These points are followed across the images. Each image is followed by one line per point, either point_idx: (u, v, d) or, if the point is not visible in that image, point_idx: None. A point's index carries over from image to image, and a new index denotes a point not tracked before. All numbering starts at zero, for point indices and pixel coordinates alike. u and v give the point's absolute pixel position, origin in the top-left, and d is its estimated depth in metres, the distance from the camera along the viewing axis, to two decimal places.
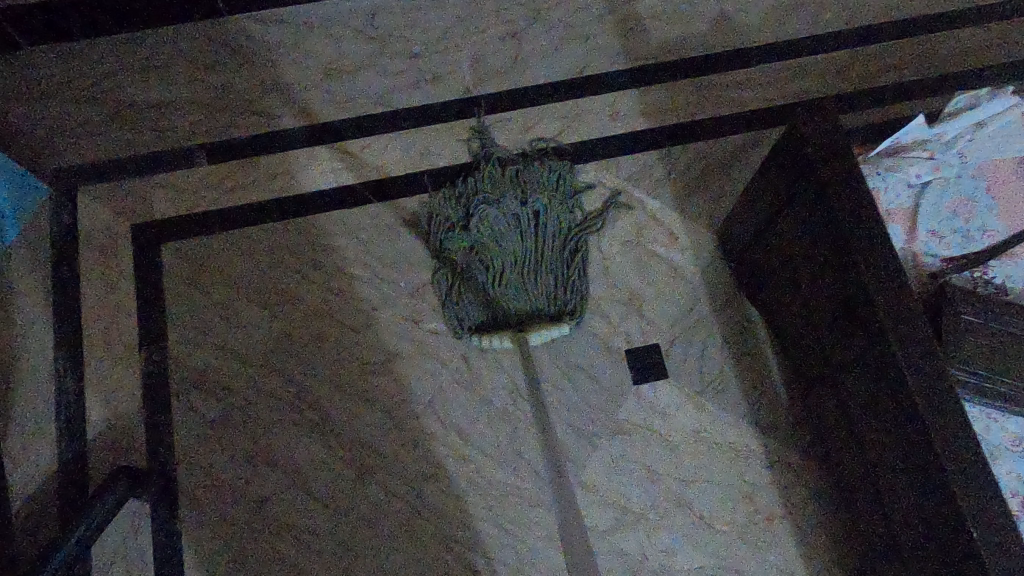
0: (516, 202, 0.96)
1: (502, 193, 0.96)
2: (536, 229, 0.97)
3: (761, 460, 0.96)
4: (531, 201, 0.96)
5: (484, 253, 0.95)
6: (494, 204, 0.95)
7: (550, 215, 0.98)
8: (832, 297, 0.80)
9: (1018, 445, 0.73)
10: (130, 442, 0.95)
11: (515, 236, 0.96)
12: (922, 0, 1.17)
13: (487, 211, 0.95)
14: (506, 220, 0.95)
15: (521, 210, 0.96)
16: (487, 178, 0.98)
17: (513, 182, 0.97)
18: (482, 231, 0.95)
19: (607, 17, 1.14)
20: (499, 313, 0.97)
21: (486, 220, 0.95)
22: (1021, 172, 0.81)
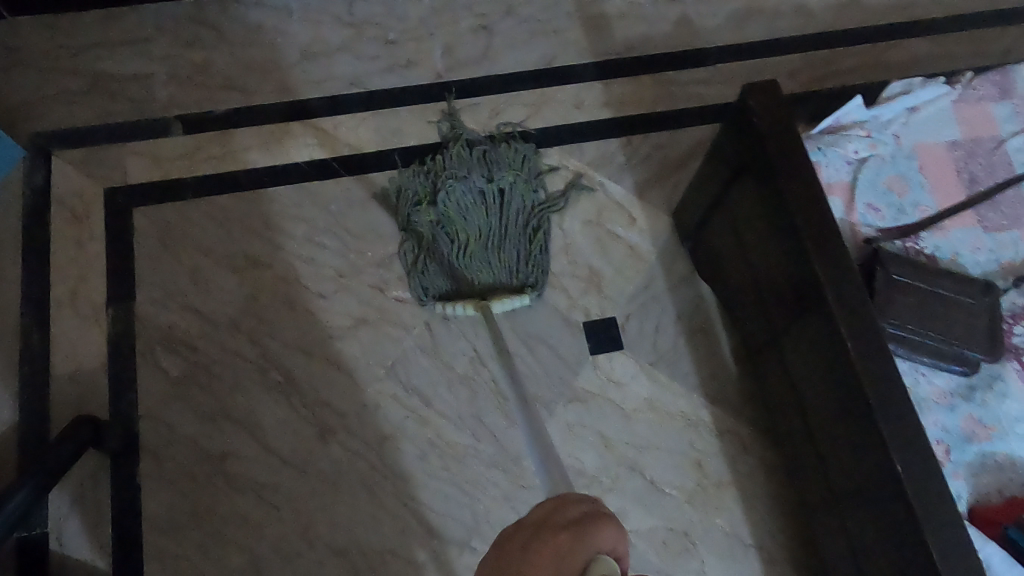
0: (482, 177, 0.99)
1: (468, 168, 1.00)
2: (502, 204, 1.00)
3: (711, 430, 1.00)
4: (497, 178, 1.00)
5: (451, 225, 0.99)
6: (460, 178, 0.99)
7: (516, 191, 1.00)
8: (777, 264, 0.84)
9: (943, 399, 0.76)
10: (93, 397, 0.96)
11: (481, 210, 0.99)
12: (864, 14, 1.27)
13: (453, 184, 0.98)
14: (471, 194, 0.99)
15: (487, 185, 0.99)
16: (456, 153, 1.02)
17: (481, 159, 1.01)
18: (448, 204, 0.98)
19: (573, 16, 1.21)
20: (463, 286, 0.99)
21: (452, 193, 0.98)
22: (952, 153, 0.87)
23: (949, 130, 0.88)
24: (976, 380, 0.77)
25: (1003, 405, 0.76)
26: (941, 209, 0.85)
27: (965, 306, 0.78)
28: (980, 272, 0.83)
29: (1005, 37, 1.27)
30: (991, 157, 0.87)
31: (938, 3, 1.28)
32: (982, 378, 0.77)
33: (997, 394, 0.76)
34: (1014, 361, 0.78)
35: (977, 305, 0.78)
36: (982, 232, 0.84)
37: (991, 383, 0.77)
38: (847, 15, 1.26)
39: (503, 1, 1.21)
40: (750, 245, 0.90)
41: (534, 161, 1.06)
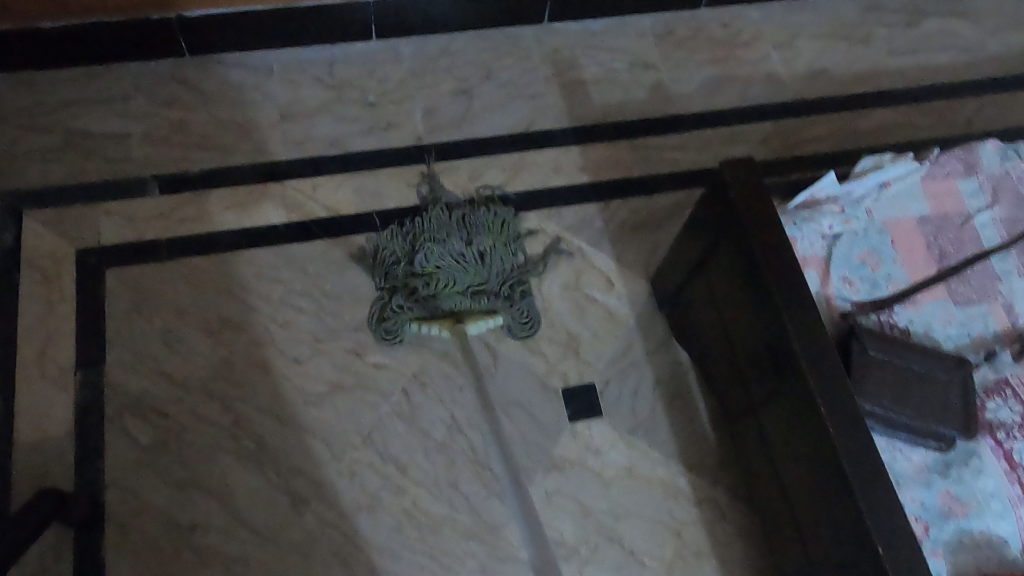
0: (461, 243, 1.00)
1: (448, 233, 1.01)
2: (481, 267, 1.01)
3: (689, 498, 0.99)
4: (476, 244, 1.01)
5: (428, 279, 0.99)
6: (440, 241, 1.00)
7: (494, 255, 1.02)
8: (754, 336, 0.85)
9: (920, 474, 0.77)
10: (56, 465, 0.93)
11: (460, 271, 1.00)
12: (831, 84, 1.31)
13: (432, 247, 0.99)
14: (451, 258, 0.99)
15: (466, 250, 1.00)
16: (434, 215, 1.03)
17: (460, 224, 1.02)
18: (427, 265, 0.99)
19: (551, 82, 1.24)
20: (437, 311, 1.01)
21: (431, 255, 0.99)
22: (922, 228, 0.89)
23: (919, 205, 0.90)
24: (952, 456, 0.78)
25: (979, 480, 0.77)
26: (913, 283, 0.87)
27: (938, 381, 0.79)
28: (953, 345, 0.85)
29: (966, 107, 1.32)
30: (959, 232, 0.90)
31: (901, 74, 1.33)
32: (957, 454, 0.78)
33: (973, 469, 0.77)
34: (989, 437, 0.79)
35: (950, 380, 0.79)
36: (953, 305, 0.86)
37: (967, 459, 0.78)
38: (815, 84, 1.30)
39: (482, 66, 1.23)
40: (727, 315, 0.91)
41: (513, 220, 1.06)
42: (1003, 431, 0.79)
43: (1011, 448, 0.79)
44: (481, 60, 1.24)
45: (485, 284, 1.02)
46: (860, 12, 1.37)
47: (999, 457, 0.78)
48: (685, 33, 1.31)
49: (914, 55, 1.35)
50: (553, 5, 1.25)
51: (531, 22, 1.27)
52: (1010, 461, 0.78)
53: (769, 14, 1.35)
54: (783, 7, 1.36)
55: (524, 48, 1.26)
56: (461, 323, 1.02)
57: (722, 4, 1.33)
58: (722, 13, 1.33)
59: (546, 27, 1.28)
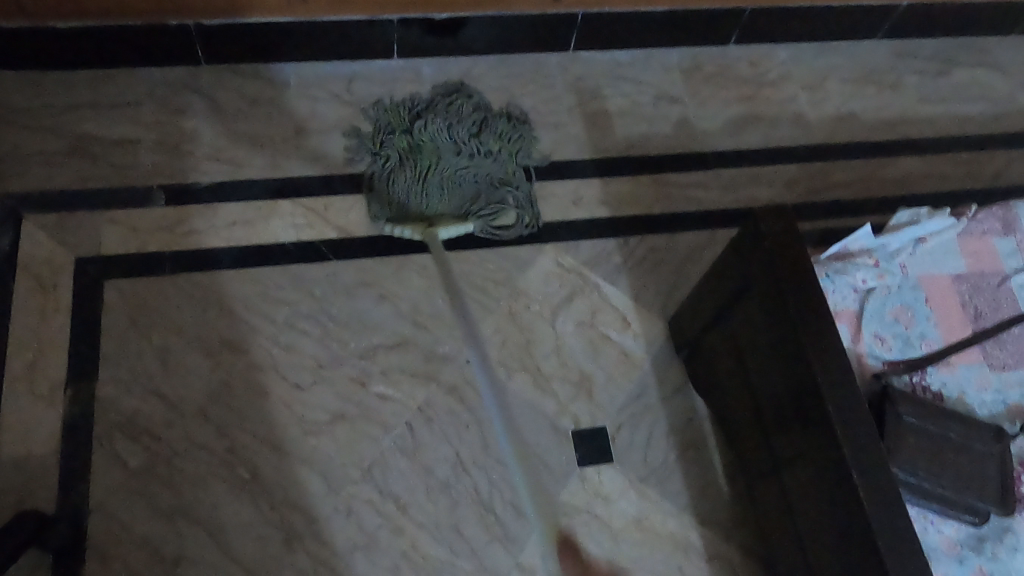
0: (466, 132, 1.10)
1: (458, 120, 1.11)
2: (474, 155, 1.10)
3: (700, 554, 0.95)
4: (481, 138, 1.11)
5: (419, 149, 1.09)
6: (444, 119, 1.11)
7: (492, 158, 1.10)
8: (779, 390, 0.81)
9: (952, 549, 0.73)
10: (38, 486, 0.88)
11: (453, 148, 1.09)
12: (859, 129, 1.28)
13: (435, 118, 1.10)
14: (449, 136, 1.09)
15: (466, 139, 1.10)
16: (455, 102, 1.13)
17: (473, 120, 1.12)
18: (424, 132, 1.10)
19: (575, 111, 1.21)
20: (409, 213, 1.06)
21: (431, 125, 1.10)
22: (959, 287, 0.86)
23: (954, 263, 0.87)
24: (987, 531, 0.74)
25: (1015, 559, 0.73)
26: (947, 343, 0.83)
27: (974, 451, 0.75)
28: (988, 413, 0.81)
29: (996, 160, 1.29)
30: (996, 293, 0.86)
31: (931, 123, 1.31)
32: (992, 529, 0.74)
33: (1008, 547, 0.74)
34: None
35: (987, 451, 0.76)
36: (988, 370, 0.83)
37: (1002, 535, 0.74)
38: (843, 128, 1.28)
39: (504, 91, 1.20)
40: (750, 366, 0.87)
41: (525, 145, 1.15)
42: None
43: None
44: (504, 85, 1.21)
45: (475, 173, 1.09)
46: (890, 57, 1.35)
47: None
48: (713, 69, 1.28)
49: (944, 104, 1.32)
50: (580, 33, 1.22)
51: (556, 49, 1.24)
52: None
53: (798, 54, 1.32)
54: (814, 47, 1.33)
55: (548, 75, 1.23)
56: (433, 228, 1.05)
57: (752, 42, 1.31)
58: (751, 50, 1.31)
59: (572, 54, 1.25)
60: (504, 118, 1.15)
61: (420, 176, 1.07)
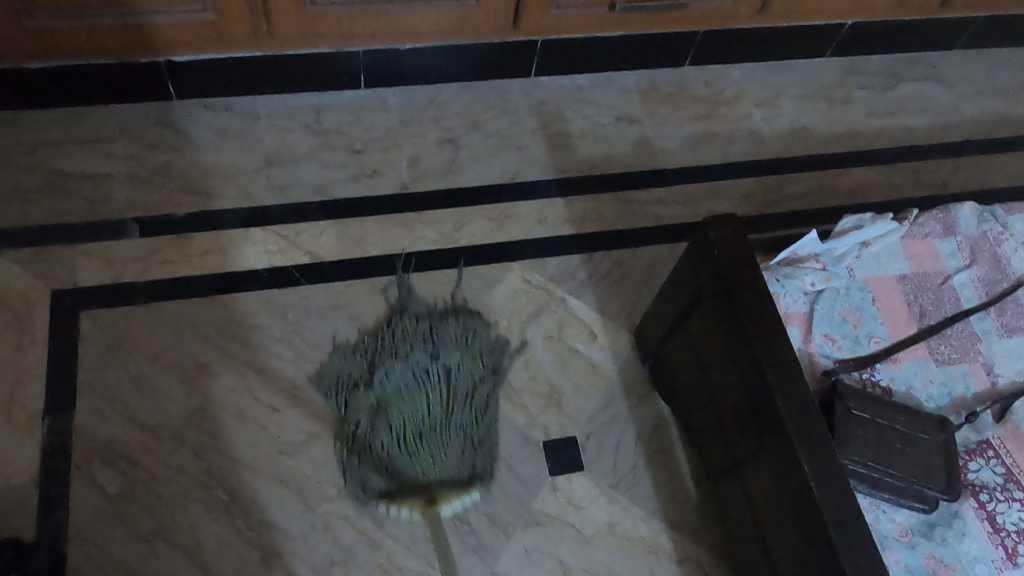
0: (427, 360, 1.04)
1: (412, 347, 1.05)
2: (443, 379, 1.04)
3: (672, 557, 0.97)
4: (437, 362, 1.04)
5: (390, 409, 1.01)
6: (403, 357, 1.04)
7: (461, 373, 1.04)
8: (735, 392, 0.84)
9: (904, 536, 0.77)
10: (17, 515, 0.89)
11: (421, 394, 1.02)
12: (812, 143, 1.33)
13: (391, 373, 1.03)
14: (411, 375, 1.03)
15: (430, 366, 1.04)
16: (399, 333, 1.05)
17: (427, 340, 1.06)
18: (388, 383, 1.02)
19: (537, 133, 1.25)
20: (401, 478, 0.97)
21: (391, 374, 1.03)
22: (903, 287, 0.91)
23: (898, 264, 0.92)
24: (936, 517, 0.78)
25: (964, 543, 0.77)
26: (895, 341, 0.88)
27: (921, 441, 0.79)
28: (934, 406, 0.85)
29: (942, 168, 1.35)
30: (939, 291, 0.91)
31: (880, 135, 1.36)
32: (941, 515, 0.78)
33: (957, 531, 0.77)
34: (972, 499, 0.79)
35: (933, 441, 0.79)
36: (934, 365, 0.87)
37: (950, 520, 0.78)
38: (796, 142, 1.33)
39: (468, 117, 1.25)
40: (709, 371, 0.90)
41: (485, 342, 1.07)
42: (985, 493, 0.80)
43: (993, 510, 0.79)
44: (469, 111, 1.25)
45: (451, 408, 1.02)
46: (838, 74, 1.41)
47: (982, 519, 0.78)
48: (670, 90, 1.33)
49: (892, 116, 1.38)
50: (540, 59, 1.27)
51: (518, 75, 1.28)
52: (993, 524, 0.78)
53: (751, 73, 1.38)
54: (766, 67, 1.39)
55: (511, 101, 1.27)
56: (434, 504, 0.96)
57: (706, 63, 1.36)
58: (706, 71, 1.36)
59: (533, 80, 1.29)
60: (454, 319, 1.07)
61: (403, 438, 0.99)
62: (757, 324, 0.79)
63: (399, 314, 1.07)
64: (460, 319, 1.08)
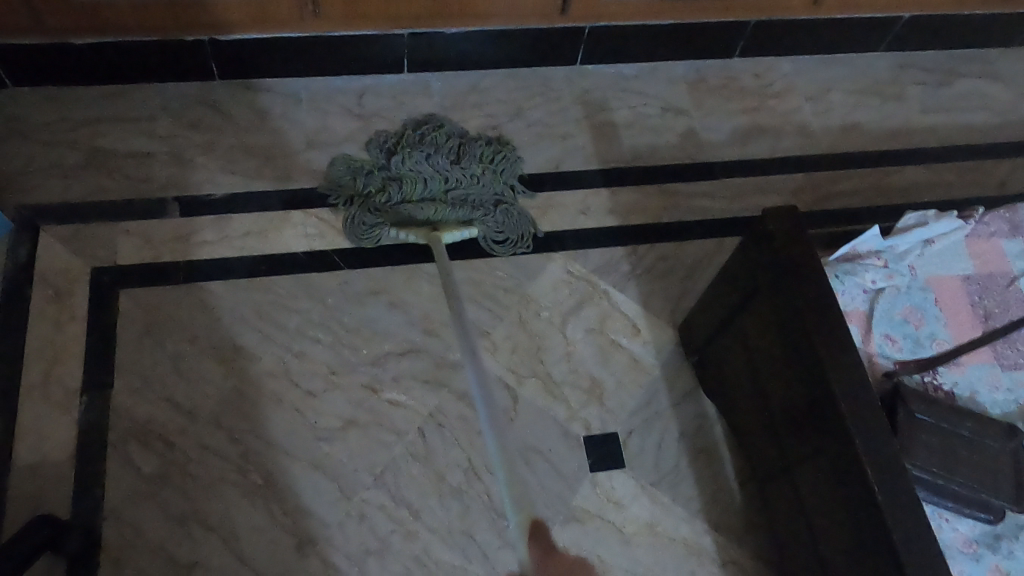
0: (447, 160, 1.03)
1: (436, 149, 1.04)
2: (461, 178, 1.04)
3: (714, 559, 0.95)
4: (459, 165, 1.04)
5: (403, 181, 1.03)
6: (423, 152, 1.03)
7: (479, 183, 1.05)
8: (790, 391, 0.81)
9: (969, 546, 0.74)
10: (53, 492, 0.88)
11: (437, 183, 1.03)
12: (864, 139, 1.29)
13: (412, 154, 1.03)
14: (430, 164, 1.03)
15: (448, 166, 1.03)
16: (429, 136, 1.06)
17: (455, 147, 1.05)
18: (403, 167, 1.03)
19: (582, 123, 1.22)
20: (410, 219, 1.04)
21: (411, 159, 1.03)
22: (967, 287, 0.87)
23: (962, 264, 0.88)
24: (1002, 529, 0.75)
25: None
26: (957, 343, 0.84)
27: (988, 449, 0.76)
28: (1000, 412, 0.82)
29: (1001, 168, 1.30)
30: (1004, 294, 0.87)
31: (935, 133, 1.32)
32: (1008, 527, 0.75)
33: None
34: None
35: (1000, 448, 0.77)
36: (999, 369, 0.84)
37: (1017, 533, 0.75)
38: (847, 138, 1.29)
39: (512, 104, 1.22)
40: (761, 368, 0.87)
41: (511, 168, 1.09)
42: None
43: None
44: (513, 98, 1.23)
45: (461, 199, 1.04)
46: (892, 69, 1.37)
47: None
48: (718, 82, 1.30)
49: (948, 114, 1.34)
50: (587, 47, 1.24)
51: (563, 63, 1.26)
52: None
53: (802, 67, 1.34)
54: (818, 60, 1.35)
55: (556, 88, 1.25)
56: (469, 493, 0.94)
57: (756, 55, 1.33)
58: (755, 63, 1.33)
59: (579, 68, 1.27)
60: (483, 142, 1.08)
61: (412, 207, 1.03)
62: (817, 320, 0.76)
63: (437, 127, 1.09)
64: (489, 144, 1.09)
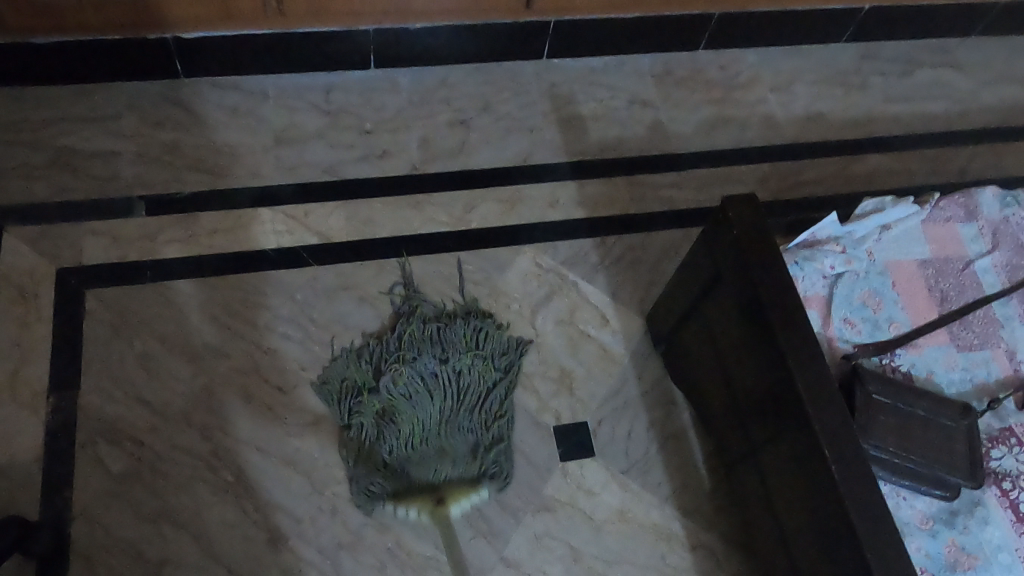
0: (435, 361, 0.99)
1: (420, 354, 1.00)
2: (454, 378, 0.99)
3: (684, 544, 0.96)
4: (449, 364, 1.00)
5: (399, 406, 0.96)
6: (410, 362, 0.99)
7: (471, 373, 1.00)
8: (753, 376, 0.83)
9: (925, 523, 0.76)
10: (21, 493, 0.88)
11: (435, 404, 0.97)
12: (828, 128, 1.31)
13: (400, 371, 0.98)
14: (421, 379, 0.98)
15: (440, 366, 0.99)
16: (405, 333, 1.01)
17: (433, 342, 1.01)
18: (395, 388, 0.97)
19: (549, 116, 1.23)
20: (407, 450, 0.94)
21: (399, 376, 0.97)
22: (924, 272, 0.89)
23: (920, 248, 0.90)
24: (957, 505, 0.77)
25: (986, 531, 0.76)
26: (915, 326, 0.86)
27: (943, 427, 0.79)
28: (956, 391, 0.84)
29: (960, 156, 1.32)
30: (960, 276, 0.89)
31: (896, 121, 1.34)
32: (963, 503, 0.77)
33: (979, 519, 0.76)
34: (994, 487, 0.79)
35: (955, 426, 0.79)
36: (955, 350, 0.86)
37: (972, 508, 0.77)
38: (811, 128, 1.31)
39: (480, 99, 1.23)
40: (725, 354, 0.89)
41: (497, 343, 1.03)
42: (1008, 481, 0.79)
43: (1016, 499, 0.78)
44: (480, 92, 1.23)
45: (462, 415, 0.98)
46: (855, 60, 1.39)
47: (1005, 507, 0.77)
48: (684, 74, 1.31)
49: (909, 102, 1.36)
50: (553, 42, 1.25)
51: (531, 57, 1.27)
52: (1016, 512, 0.77)
53: (766, 58, 1.36)
54: (782, 51, 1.37)
55: (523, 82, 1.25)
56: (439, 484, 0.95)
57: (721, 47, 1.34)
58: (720, 55, 1.34)
59: (546, 62, 1.27)
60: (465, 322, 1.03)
61: (409, 439, 0.95)
62: (777, 306, 0.77)
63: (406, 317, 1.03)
64: (468, 317, 1.04)
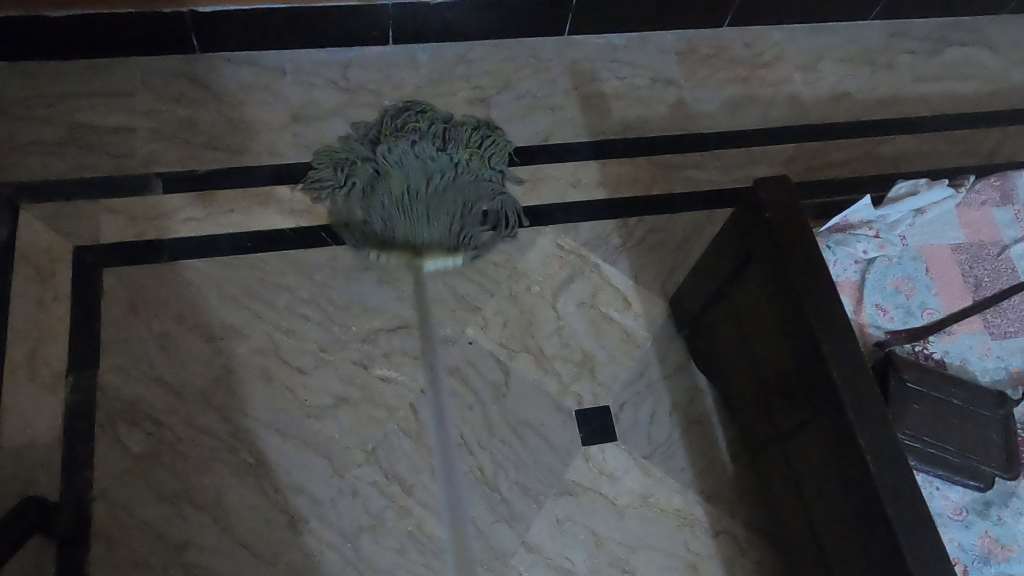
0: (433, 146, 1.04)
1: (421, 137, 1.05)
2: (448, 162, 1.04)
3: (707, 530, 0.95)
4: (447, 150, 1.04)
5: (393, 175, 1.03)
6: (409, 141, 1.04)
7: (465, 167, 1.05)
8: (783, 362, 0.81)
9: (959, 514, 0.75)
10: (41, 473, 0.88)
11: (426, 170, 1.03)
12: (855, 108, 1.28)
13: (399, 143, 1.04)
14: (418, 159, 1.03)
15: (436, 154, 1.03)
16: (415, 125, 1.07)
17: (436, 133, 1.06)
18: (391, 158, 1.03)
19: (571, 94, 1.21)
20: (394, 232, 1.02)
21: (398, 148, 1.03)
22: (959, 257, 0.87)
23: (954, 233, 0.88)
24: (991, 496, 0.76)
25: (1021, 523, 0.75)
26: (948, 313, 0.85)
27: (979, 417, 0.78)
28: (990, 380, 0.83)
29: (991, 138, 1.29)
30: (995, 262, 0.87)
31: (926, 102, 1.31)
32: (997, 494, 0.76)
33: (1014, 511, 0.75)
34: None
35: (991, 417, 0.78)
36: (989, 338, 0.84)
37: (1007, 499, 0.76)
38: (838, 108, 1.28)
39: (500, 76, 1.20)
40: (753, 339, 0.87)
41: (499, 153, 1.11)
42: None
43: None
44: (501, 70, 1.21)
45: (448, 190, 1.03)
46: (884, 38, 1.35)
47: None
48: (708, 51, 1.28)
49: (938, 82, 1.33)
50: (576, 18, 1.22)
51: (552, 33, 1.24)
52: None
53: (793, 36, 1.33)
54: (808, 29, 1.34)
55: (544, 59, 1.23)
56: (459, 467, 0.94)
57: (746, 25, 1.31)
58: (746, 32, 1.31)
59: (567, 39, 1.25)
60: (467, 127, 1.11)
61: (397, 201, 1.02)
62: (810, 291, 0.76)
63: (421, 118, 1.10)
64: (474, 129, 1.11)
